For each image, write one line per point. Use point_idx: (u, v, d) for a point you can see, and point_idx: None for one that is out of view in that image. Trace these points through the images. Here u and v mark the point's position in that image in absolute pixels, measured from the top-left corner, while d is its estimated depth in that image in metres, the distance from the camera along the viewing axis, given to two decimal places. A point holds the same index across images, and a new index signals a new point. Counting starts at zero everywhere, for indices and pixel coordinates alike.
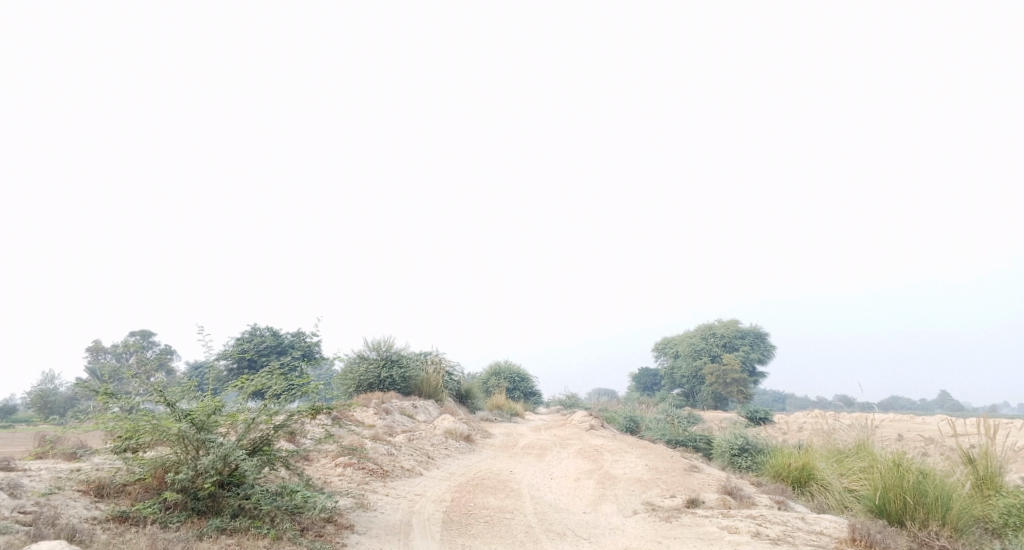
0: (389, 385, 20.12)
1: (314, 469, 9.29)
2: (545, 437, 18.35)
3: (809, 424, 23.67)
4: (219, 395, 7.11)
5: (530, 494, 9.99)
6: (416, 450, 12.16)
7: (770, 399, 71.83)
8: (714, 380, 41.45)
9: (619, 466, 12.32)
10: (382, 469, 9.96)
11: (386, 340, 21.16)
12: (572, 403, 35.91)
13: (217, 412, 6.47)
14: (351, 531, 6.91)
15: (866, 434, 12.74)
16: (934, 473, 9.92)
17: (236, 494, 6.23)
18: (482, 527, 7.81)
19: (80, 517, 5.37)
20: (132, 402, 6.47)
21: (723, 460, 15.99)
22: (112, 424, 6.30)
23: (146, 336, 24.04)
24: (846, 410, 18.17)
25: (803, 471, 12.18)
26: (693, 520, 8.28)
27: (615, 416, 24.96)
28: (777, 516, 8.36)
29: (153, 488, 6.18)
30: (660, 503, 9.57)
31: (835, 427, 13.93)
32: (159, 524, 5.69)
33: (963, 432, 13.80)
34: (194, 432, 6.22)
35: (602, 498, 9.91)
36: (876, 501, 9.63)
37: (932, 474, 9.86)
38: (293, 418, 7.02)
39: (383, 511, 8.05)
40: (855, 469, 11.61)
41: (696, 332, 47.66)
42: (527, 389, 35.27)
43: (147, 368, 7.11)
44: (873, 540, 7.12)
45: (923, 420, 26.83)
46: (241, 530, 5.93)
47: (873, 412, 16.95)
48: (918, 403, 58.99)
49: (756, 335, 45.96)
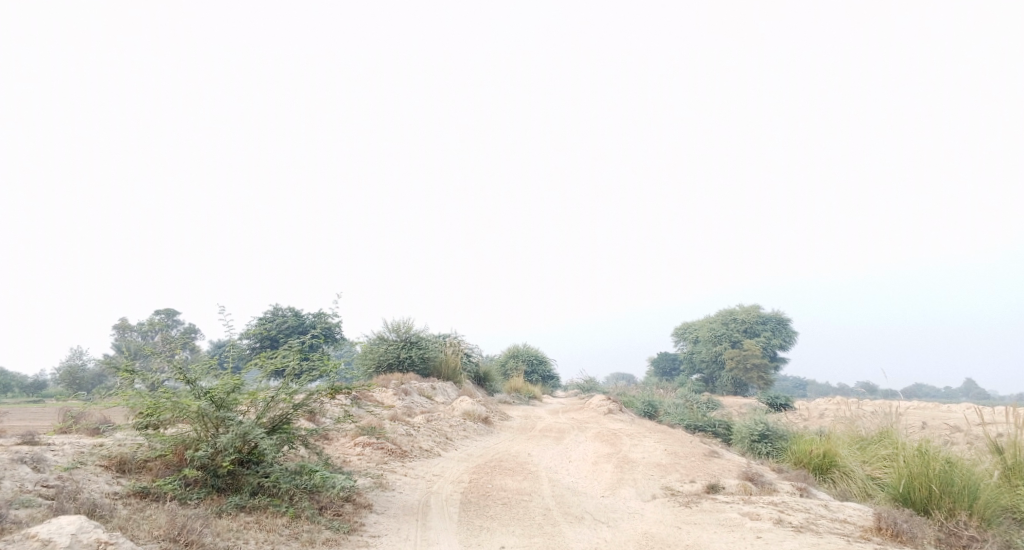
0: (408, 366, 20.23)
1: (333, 448, 9.34)
2: (563, 420, 18.32)
3: (831, 411, 23.32)
4: (240, 373, 7.12)
5: (548, 477, 9.95)
6: (435, 431, 12.19)
7: (790, 386, 71.18)
8: (734, 365, 41.05)
9: (637, 450, 12.23)
10: (401, 449, 9.99)
11: (406, 322, 21.24)
12: (591, 387, 35.83)
13: (236, 390, 6.49)
14: (369, 511, 6.92)
15: (890, 421, 12.50)
16: (961, 461, 9.69)
17: (255, 472, 6.25)
18: (500, 509, 7.78)
19: (101, 492, 5.42)
20: (154, 379, 6.52)
21: (742, 446, 15.84)
22: (134, 400, 6.35)
23: (170, 314, 24.40)
24: (869, 397, 17.85)
25: (825, 458, 11.99)
26: (714, 506, 8.17)
27: (634, 400, 24.86)
28: (800, 503, 8.21)
29: (174, 465, 6.22)
30: (680, 488, 9.47)
31: (858, 414, 13.69)
32: (179, 501, 5.73)
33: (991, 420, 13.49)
34: (214, 410, 6.24)
35: (620, 482, 9.84)
36: (900, 489, 9.44)
37: (959, 462, 9.63)
38: (312, 397, 7.02)
39: (401, 491, 8.07)
40: (878, 457, 11.40)
41: (716, 317, 47.20)
42: (545, 372, 35.28)
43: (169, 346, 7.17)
44: (899, 529, 6.96)
45: (949, 409, 26.33)
46: (260, 508, 5.95)
47: (898, 399, 16.63)
48: (943, 391, 58.06)
49: (778, 321, 45.36)
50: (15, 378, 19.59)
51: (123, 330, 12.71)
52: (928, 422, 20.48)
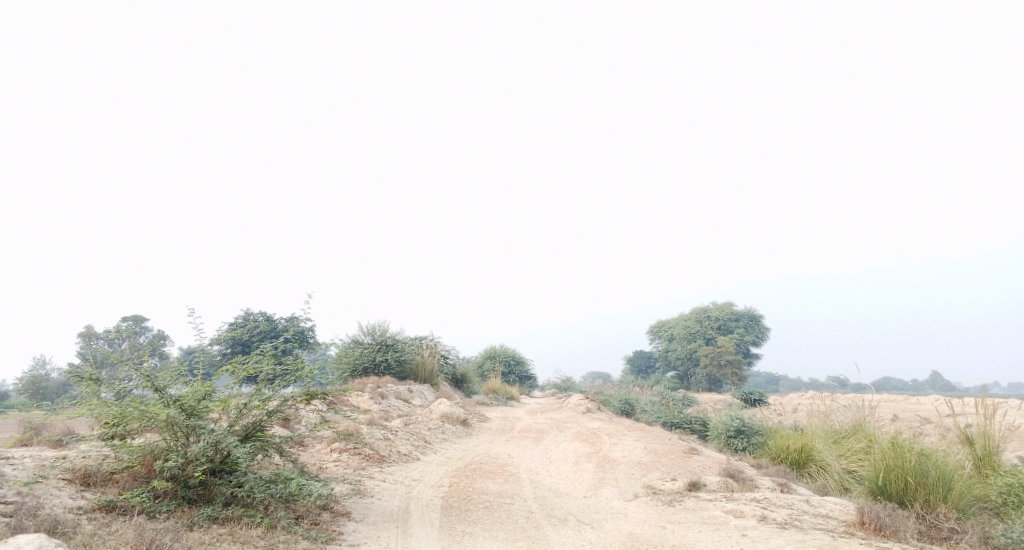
0: (384, 369, 19.95)
1: (309, 455, 9.11)
2: (541, 421, 18.23)
3: (804, 406, 23.65)
4: (211, 379, 6.88)
5: (529, 478, 9.85)
6: (413, 434, 12.00)
7: (763, 381, 72.30)
8: (709, 362, 41.46)
9: (617, 449, 12.20)
10: (379, 454, 9.80)
11: (381, 324, 20.95)
12: (568, 386, 35.83)
13: (207, 398, 6.25)
14: (347, 518, 6.74)
15: (863, 415, 12.66)
16: (934, 453, 9.84)
17: (228, 481, 6.02)
18: (482, 512, 7.65)
19: (65, 507, 5.15)
20: (121, 387, 6.26)
21: (719, 442, 15.93)
22: (99, 409, 6.07)
23: (137, 321, 23.69)
24: (841, 391, 18.12)
25: (802, 453, 12.12)
26: (697, 504, 8.15)
27: (611, 399, 24.91)
28: (782, 499, 8.24)
29: (142, 476, 5.95)
30: (662, 486, 9.44)
31: (832, 408, 13.84)
32: (147, 514, 5.48)
33: (960, 411, 13.76)
34: (184, 418, 5.99)
35: (602, 482, 9.78)
36: (877, 481, 9.54)
37: (932, 454, 9.78)
38: (287, 403, 6.81)
39: (380, 498, 7.90)
40: (853, 450, 11.53)
41: (690, 315, 47.67)
42: (522, 372, 35.18)
43: (137, 353, 6.91)
44: (882, 523, 7.02)
45: (917, 401, 26.91)
46: (234, 519, 5.73)
47: (869, 393, 16.92)
48: (909, 384, 59.50)
49: (751, 318, 45.96)
50: None
51: (87, 338, 12.26)
52: (896, 415, 20.89)
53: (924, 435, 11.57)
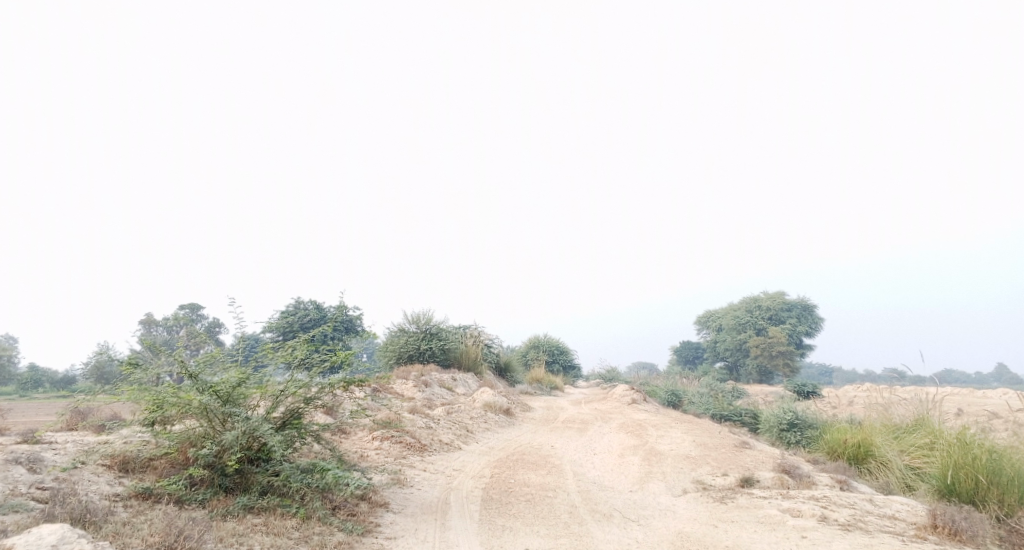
0: (428, 357, 19.93)
1: (350, 443, 9.05)
2: (585, 411, 17.90)
3: (860, 398, 22.58)
4: (249, 365, 6.80)
5: (573, 471, 9.56)
6: (455, 423, 11.84)
7: (816, 373, 70.05)
8: (759, 353, 40.27)
9: (664, 441, 11.78)
10: (420, 443, 9.67)
11: (426, 313, 20.93)
12: (613, 376, 35.34)
13: (243, 385, 6.18)
14: (385, 509, 6.60)
15: (926, 408, 11.86)
16: (1008, 449, 9.09)
17: (264, 470, 5.92)
18: (523, 506, 7.39)
19: (100, 494, 5.13)
20: (158, 372, 6.23)
21: (771, 435, 15.28)
22: (138, 395, 6.05)
23: (195, 309, 24.36)
24: (902, 384, 17.15)
25: (860, 448, 11.43)
26: (751, 502, 7.68)
27: (657, 389, 24.34)
28: (843, 498, 7.70)
29: (179, 463, 5.92)
30: (712, 481, 9.00)
31: (892, 400, 13.05)
32: (183, 502, 5.43)
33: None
34: (219, 405, 5.93)
35: (648, 476, 9.41)
36: (945, 480, 8.89)
37: (1006, 450, 9.04)
38: (325, 391, 6.68)
39: (420, 488, 7.75)
40: (917, 446, 10.80)
41: (740, 305, 46.32)
42: (567, 362, 34.87)
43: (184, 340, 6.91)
44: (958, 527, 6.44)
45: (986, 394, 25.37)
46: (269, 508, 5.63)
47: (933, 386, 15.95)
48: (975, 376, 56.74)
49: (804, 307, 44.30)
50: (45, 373, 19.58)
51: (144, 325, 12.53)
52: (963, 409, 19.69)
53: (995, 430, 10.75)
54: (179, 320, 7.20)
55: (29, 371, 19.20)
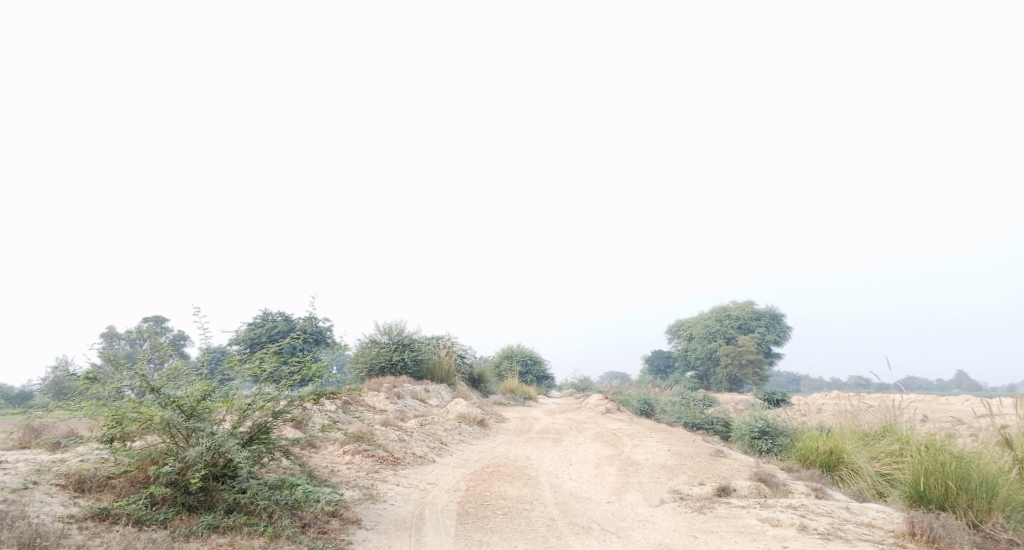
0: (400, 369, 19.63)
1: (320, 457, 8.79)
2: (560, 421, 17.80)
3: (828, 405, 22.92)
4: (215, 378, 6.53)
5: (549, 482, 9.43)
6: (428, 435, 11.62)
7: (784, 381, 71.21)
8: (730, 362, 40.71)
9: (639, 451, 11.73)
10: (393, 456, 9.44)
11: (398, 323, 20.64)
12: (586, 386, 35.35)
13: (208, 398, 5.92)
14: (357, 526, 6.37)
15: (894, 415, 12.03)
16: (975, 455, 9.24)
17: (231, 487, 5.66)
18: (500, 520, 7.23)
19: (53, 515, 4.84)
20: (118, 386, 5.93)
21: (743, 443, 15.37)
22: (96, 410, 5.74)
23: (159, 321, 23.61)
24: (869, 391, 17.44)
25: (832, 455, 11.49)
26: (730, 512, 7.64)
27: (630, 398, 24.38)
28: (821, 506, 7.70)
29: (139, 482, 5.63)
30: (689, 491, 8.95)
31: (860, 408, 13.21)
32: (143, 523, 5.15)
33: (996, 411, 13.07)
34: (183, 419, 5.66)
35: (626, 486, 9.33)
36: (916, 487, 8.98)
37: (973, 456, 9.18)
38: (294, 404, 6.44)
39: (393, 503, 7.53)
40: (887, 452, 10.92)
41: (710, 314, 46.88)
42: (540, 372, 34.78)
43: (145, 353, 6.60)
44: (936, 535, 6.47)
45: (948, 401, 25.98)
46: (236, 528, 5.38)
47: (900, 393, 16.24)
48: (935, 383, 58.35)
49: (772, 316, 44.98)
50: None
51: (104, 337, 12.00)
52: (926, 415, 20.09)
53: (960, 436, 10.94)
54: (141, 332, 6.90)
55: None
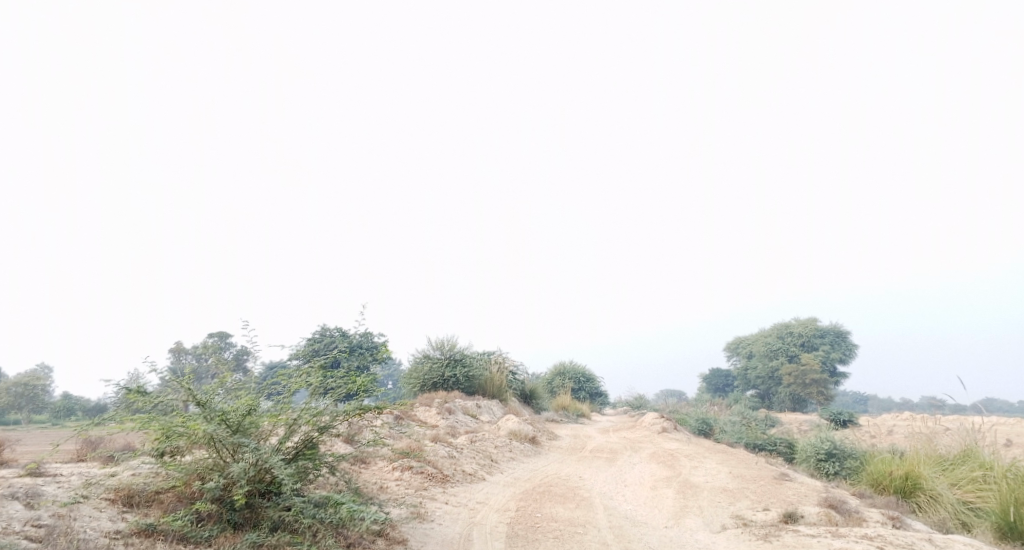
0: (452, 385, 19.53)
1: (369, 474, 8.70)
2: (614, 440, 17.29)
3: (901, 426, 21.52)
4: (262, 393, 6.50)
5: (603, 504, 9.03)
6: (478, 452, 11.42)
7: (851, 403, 67.89)
8: (792, 381, 38.98)
9: (698, 472, 11.18)
10: (442, 473, 9.28)
11: (450, 339, 20.62)
12: (641, 405, 34.47)
13: (254, 412, 5.89)
14: (403, 547, 6.18)
15: (975, 439, 11.13)
16: None
17: (276, 504, 5.59)
18: (551, 543, 6.91)
19: (99, 530, 4.88)
20: (168, 399, 5.94)
21: (808, 466, 14.51)
22: (147, 425, 5.77)
23: (223, 337, 24.21)
24: (947, 413, 16.27)
25: (908, 480, 10.59)
26: (798, 541, 7.08)
27: (687, 418, 23.54)
28: (901, 537, 7.06)
29: (186, 498, 5.64)
30: (752, 517, 8.42)
31: (937, 430, 12.23)
32: (189, 540, 5.14)
33: None
34: (228, 434, 5.63)
35: (684, 510, 8.84)
36: (1005, 517, 8.26)
37: None
38: (339, 419, 6.33)
39: (441, 523, 7.32)
40: (970, 479, 10.06)
41: (771, 331, 45.16)
42: (594, 390, 34.14)
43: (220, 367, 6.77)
44: None
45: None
46: (279, 547, 5.29)
47: (982, 416, 15.07)
48: (1020, 405, 54.37)
49: (837, 332, 42.94)
50: (77, 402, 19.53)
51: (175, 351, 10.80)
52: (1012, 439, 18.60)
53: None
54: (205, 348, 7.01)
55: (61, 400, 19.11)
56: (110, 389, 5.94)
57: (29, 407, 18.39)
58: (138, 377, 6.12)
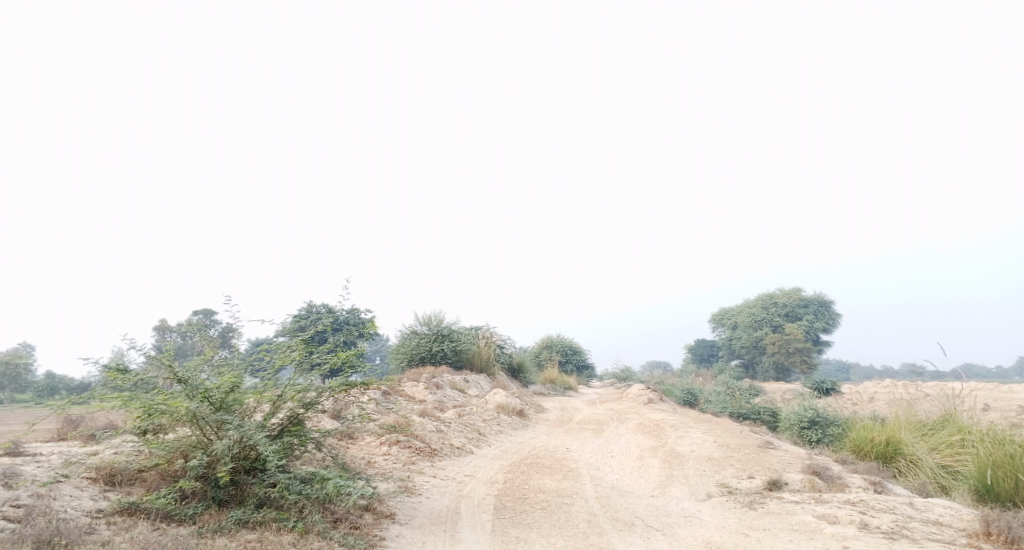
0: (440, 359, 19.54)
1: (357, 449, 8.69)
2: (601, 412, 17.45)
3: (882, 394, 21.92)
4: (246, 370, 6.40)
5: (590, 475, 9.11)
6: (467, 426, 11.44)
7: (833, 371, 69.11)
8: (776, 351, 39.50)
9: (684, 442, 11.30)
10: (430, 447, 9.28)
11: (437, 314, 20.58)
12: (628, 376, 34.82)
13: (237, 389, 5.81)
14: (391, 521, 6.19)
15: (955, 405, 11.32)
16: None
17: (261, 481, 5.53)
18: (539, 514, 6.95)
19: (80, 510, 4.82)
20: (148, 377, 5.83)
21: (791, 434, 14.73)
22: (128, 403, 5.67)
23: (209, 315, 23.95)
24: (926, 380, 16.55)
25: (889, 446, 10.78)
26: (782, 508, 7.18)
27: (672, 389, 23.80)
28: (882, 502, 7.18)
29: (170, 476, 5.58)
30: (737, 484, 8.53)
31: (917, 396, 12.44)
32: (173, 518, 5.09)
33: None
34: (211, 411, 5.55)
35: (670, 479, 8.94)
36: (983, 480, 8.42)
37: None
38: (325, 395, 6.26)
39: (429, 496, 7.34)
40: (949, 443, 10.25)
41: (756, 302, 45.59)
42: (581, 362, 34.38)
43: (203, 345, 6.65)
44: (1014, 536, 5.92)
45: (1012, 389, 24.56)
46: (265, 523, 5.25)
47: (961, 383, 15.34)
48: (996, 371, 55.58)
49: (821, 302, 43.44)
50: (62, 381, 19.29)
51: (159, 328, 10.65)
52: (989, 404, 18.99)
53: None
54: (190, 324, 6.90)
55: (45, 378, 18.88)
56: (92, 367, 5.77)
57: (12, 385, 18.23)
58: (121, 355, 5.98)
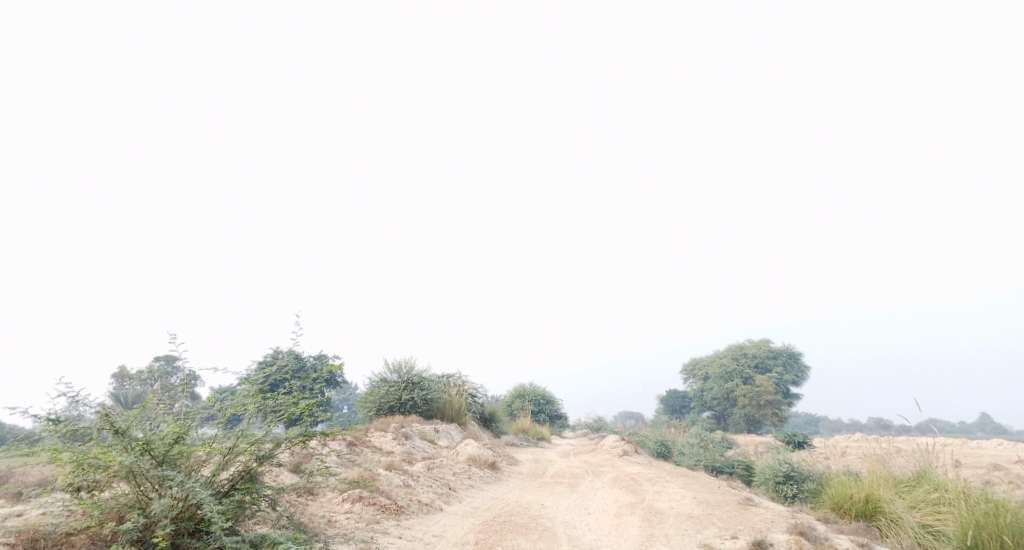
0: (409, 409, 18.83)
1: (317, 506, 8.07)
2: (575, 464, 16.87)
3: (853, 449, 21.74)
4: (195, 420, 5.86)
5: (567, 534, 8.60)
6: (435, 480, 10.82)
7: (802, 425, 69.17)
8: (746, 402, 39.25)
9: (662, 498, 10.86)
10: (396, 504, 8.68)
11: (408, 361, 19.97)
12: (600, 427, 34.12)
13: (183, 440, 5.27)
14: None
15: (930, 461, 11.12)
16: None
17: (206, 544, 4.97)
18: None
19: None
20: (87, 426, 5.26)
21: (767, 489, 14.36)
22: (61, 457, 5.10)
23: None
24: (898, 435, 16.43)
25: (868, 503, 10.48)
26: None
27: (645, 440, 23.34)
28: None
29: (102, 540, 4.98)
30: (721, 546, 8.10)
31: (892, 451, 12.22)
32: None
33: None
34: (153, 466, 5.03)
35: (650, 539, 8.47)
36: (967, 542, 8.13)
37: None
38: (280, 446, 5.75)
39: None
40: (928, 501, 9.99)
41: (725, 353, 45.65)
42: (553, 412, 33.73)
43: (163, 394, 6.13)
44: None
45: (977, 444, 24.60)
46: None
47: (933, 438, 15.27)
48: (959, 426, 56.27)
49: (789, 355, 43.70)
50: None
51: None
52: (957, 460, 18.95)
53: (1003, 484, 10.09)
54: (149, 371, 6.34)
55: None
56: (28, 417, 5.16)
57: None
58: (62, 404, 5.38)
